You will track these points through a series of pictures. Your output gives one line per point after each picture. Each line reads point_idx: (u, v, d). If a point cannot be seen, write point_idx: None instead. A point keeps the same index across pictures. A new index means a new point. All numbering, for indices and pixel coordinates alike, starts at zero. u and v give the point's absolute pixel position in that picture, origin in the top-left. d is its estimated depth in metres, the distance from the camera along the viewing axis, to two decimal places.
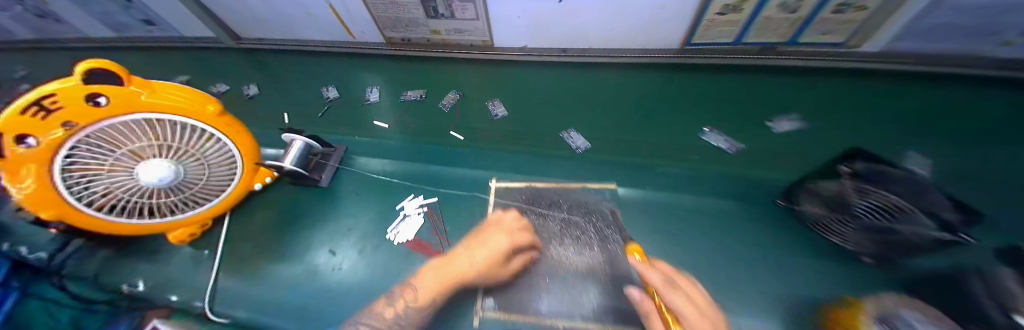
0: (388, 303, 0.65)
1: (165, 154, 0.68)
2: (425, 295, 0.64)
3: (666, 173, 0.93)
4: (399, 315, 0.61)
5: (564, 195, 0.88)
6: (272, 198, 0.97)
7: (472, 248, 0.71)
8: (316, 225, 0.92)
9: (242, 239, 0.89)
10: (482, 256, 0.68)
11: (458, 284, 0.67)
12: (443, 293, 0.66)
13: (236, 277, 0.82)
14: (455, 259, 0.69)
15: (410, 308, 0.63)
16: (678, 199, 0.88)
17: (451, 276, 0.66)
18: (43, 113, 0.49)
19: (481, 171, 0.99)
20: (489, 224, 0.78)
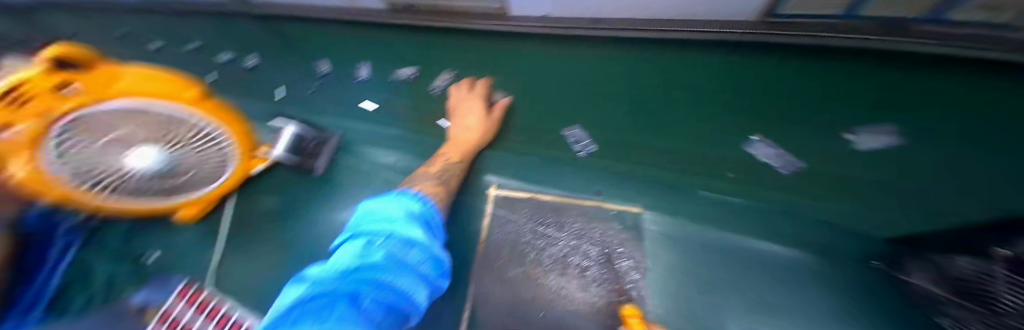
0: (426, 167, 0.77)
1: (159, 140, 0.53)
2: (452, 161, 0.77)
3: (718, 199, 0.71)
4: (441, 170, 0.74)
5: (577, 215, 0.73)
6: (270, 184, 0.91)
7: (461, 118, 0.84)
8: (306, 219, 0.86)
9: (242, 225, 0.87)
10: (473, 118, 0.82)
11: (474, 146, 0.81)
12: (468, 153, 0.80)
13: (235, 264, 0.83)
14: (458, 120, 0.83)
15: (447, 164, 0.76)
16: (728, 236, 0.67)
17: (469, 141, 0.80)
18: (9, 101, 0.36)
19: (480, 174, 0.84)
20: (456, 100, 0.88)
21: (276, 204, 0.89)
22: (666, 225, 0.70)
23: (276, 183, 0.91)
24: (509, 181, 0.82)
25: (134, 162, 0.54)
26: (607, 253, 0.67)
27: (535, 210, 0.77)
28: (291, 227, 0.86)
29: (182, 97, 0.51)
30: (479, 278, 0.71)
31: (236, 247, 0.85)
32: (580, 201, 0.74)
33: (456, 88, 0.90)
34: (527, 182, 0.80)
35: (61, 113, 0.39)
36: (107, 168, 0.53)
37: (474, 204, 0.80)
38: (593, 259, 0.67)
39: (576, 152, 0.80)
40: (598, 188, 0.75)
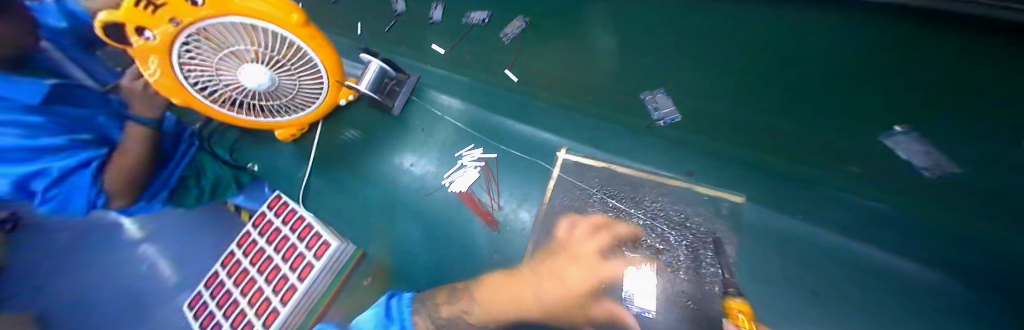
0: (447, 301, 0.64)
1: (264, 62, 0.59)
2: (491, 301, 0.63)
3: (865, 206, 0.54)
4: (453, 318, 0.62)
5: (657, 194, 0.65)
6: (353, 116, 0.98)
7: (558, 271, 0.63)
8: (380, 153, 0.91)
9: (327, 150, 0.97)
10: (576, 273, 0.61)
11: (541, 313, 0.60)
12: (515, 314, 0.61)
13: (322, 182, 0.93)
14: (542, 262, 0.66)
15: (463, 317, 0.62)
16: (872, 256, 0.52)
17: (524, 298, 0.62)
18: (151, 8, 0.41)
19: (550, 136, 0.78)
20: (561, 232, 0.68)
21: (355, 136, 0.96)
22: (768, 222, 0.60)
23: (357, 115, 0.98)
24: (583, 146, 0.75)
25: (245, 78, 0.60)
26: (689, 240, 0.59)
27: (606, 180, 0.70)
28: (366, 159, 0.92)
29: (283, 18, 0.53)
30: (537, 238, 0.69)
31: (322, 168, 0.95)
32: (662, 179, 0.66)
33: (559, 215, 0.70)
34: (602, 150, 0.73)
35: (182, 21, 0.45)
36: (227, 81, 0.63)
37: (539, 162, 0.78)
38: (670, 243, 0.60)
39: (654, 120, 0.69)
40: (689, 168, 0.66)
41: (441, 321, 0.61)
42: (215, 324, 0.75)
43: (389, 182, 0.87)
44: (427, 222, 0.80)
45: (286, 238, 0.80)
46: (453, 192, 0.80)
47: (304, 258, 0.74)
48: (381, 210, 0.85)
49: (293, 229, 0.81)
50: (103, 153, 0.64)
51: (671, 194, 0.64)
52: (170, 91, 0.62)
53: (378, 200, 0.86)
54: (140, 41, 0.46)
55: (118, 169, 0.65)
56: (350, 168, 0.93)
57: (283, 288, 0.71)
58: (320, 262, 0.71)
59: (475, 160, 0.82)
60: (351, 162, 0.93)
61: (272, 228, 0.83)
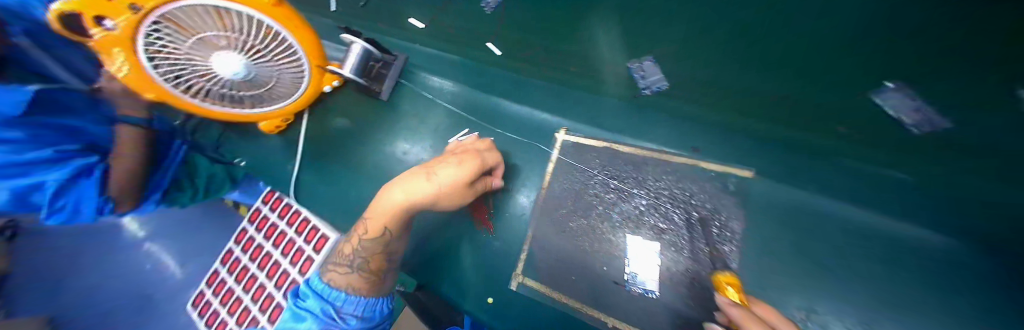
0: (347, 239, 0.56)
1: (242, 51, 0.50)
2: (375, 223, 0.53)
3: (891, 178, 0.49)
4: (356, 250, 0.53)
5: (662, 172, 0.62)
6: (339, 103, 0.93)
7: (432, 167, 0.53)
8: (372, 141, 0.87)
9: (316, 141, 0.92)
10: (448, 172, 0.51)
11: (410, 213, 0.53)
12: (394, 226, 0.53)
13: (315, 175, 0.89)
14: (403, 179, 0.53)
15: (363, 243, 0.53)
16: (873, 223, 0.52)
17: (406, 201, 0.50)
18: None
19: (548, 116, 0.74)
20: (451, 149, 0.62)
21: (344, 124, 0.91)
22: (780, 196, 0.57)
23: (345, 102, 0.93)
24: (584, 124, 0.70)
25: (218, 68, 0.51)
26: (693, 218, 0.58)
27: (608, 160, 0.67)
28: (357, 148, 0.88)
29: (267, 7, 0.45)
30: (537, 222, 0.67)
31: (313, 161, 0.91)
32: (667, 157, 0.62)
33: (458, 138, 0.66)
34: (603, 128, 0.69)
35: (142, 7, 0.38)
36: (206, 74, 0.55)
37: (537, 144, 0.74)
38: (675, 224, 0.59)
39: (639, 88, 0.60)
40: (696, 143, 0.61)
41: (349, 258, 0.53)
42: (222, 320, 0.75)
43: (383, 171, 0.84)
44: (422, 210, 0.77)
45: (284, 234, 0.79)
46: None
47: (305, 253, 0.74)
48: None
49: (291, 225, 0.79)
50: (97, 159, 0.51)
51: (677, 172, 0.61)
52: (143, 85, 0.55)
53: (373, 190, 0.83)
54: (103, 32, 0.41)
55: (122, 171, 0.53)
56: (339, 158, 0.89)
57: (286, 284, 0.72)
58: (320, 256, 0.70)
59: None
60: (340, 152, 0.90)
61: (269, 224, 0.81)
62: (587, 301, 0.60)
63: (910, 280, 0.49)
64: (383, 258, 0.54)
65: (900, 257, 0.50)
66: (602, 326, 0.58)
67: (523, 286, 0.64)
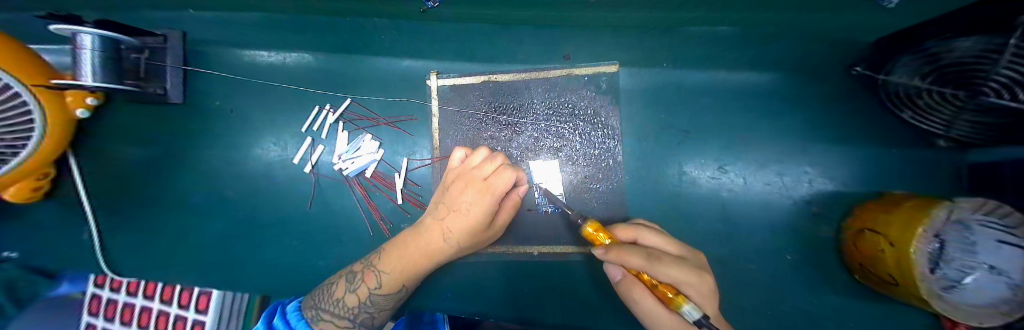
0: (349, 288, 0.49)
1: None
2: (394, 279, 0.49)
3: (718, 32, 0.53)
4: (364, 303, 0.48)
5: (544, 92, 0.60)
6: (121, 126, 0.64)
7: (454, 208, 0.50)
8: (199, 161, 0.64)
9: (108, 190, 0.64)
10: (475, 201, 0.49)
11: (433, 264, 0.50)
12: (415, 278, 0.50)
13: (129, 233, 0.64)
14: (418, 237, 0.50)
15: (374, 296, 0.48)
16: (709, 80, 0.58)
17: (422, 260, 0.49)
18: None
19: (409, 62, 0.60)
20: (457, 174, 0.53)
21: (143, 153, 0.65)
22: (644, 80, 0.59)
23: (127, 122, 0.64)
24: (453, 62, 0.60)
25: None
26: (581, 126, 0.59)
27: (491, 96, 0.61)
28: (179, 178, 0.64)
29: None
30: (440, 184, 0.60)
31: (119, 216, 0.64)
32: (544, 74, 0.59)
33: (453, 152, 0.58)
34: (475, 60, 0.60)
35: None
36: None
37: (410, 100, 0.61)
38: (567, 138, 0.59)
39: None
40: (566, 50, 0.58)
41: (351, 310, 0.48)
42: None
43: (227, 193, 0.63)
44: (300, 222, 0.62)
45: (147, 309, 0.65)
46: (310, 173, 0.62)
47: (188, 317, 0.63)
48: (238, 232, 0.63)
49: (153, 296, 0.65)
50: None
51: (555, 87, 0.60)
52: None
53: (226, 222, 0.63)
54: None
55: None
56: (155, 200, 0.64)
57: None
58: (211, 312, 0.62)
59: (331, 123, 0.62)
60: (155, 191, 0.65)
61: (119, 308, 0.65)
62: (510, 241, 0.59)
63: (742, 120, 0.59)
64: (391, 309, 0.51)
65: (736, 103, 0.59)
66: (530, 256, 0.59)
67: None
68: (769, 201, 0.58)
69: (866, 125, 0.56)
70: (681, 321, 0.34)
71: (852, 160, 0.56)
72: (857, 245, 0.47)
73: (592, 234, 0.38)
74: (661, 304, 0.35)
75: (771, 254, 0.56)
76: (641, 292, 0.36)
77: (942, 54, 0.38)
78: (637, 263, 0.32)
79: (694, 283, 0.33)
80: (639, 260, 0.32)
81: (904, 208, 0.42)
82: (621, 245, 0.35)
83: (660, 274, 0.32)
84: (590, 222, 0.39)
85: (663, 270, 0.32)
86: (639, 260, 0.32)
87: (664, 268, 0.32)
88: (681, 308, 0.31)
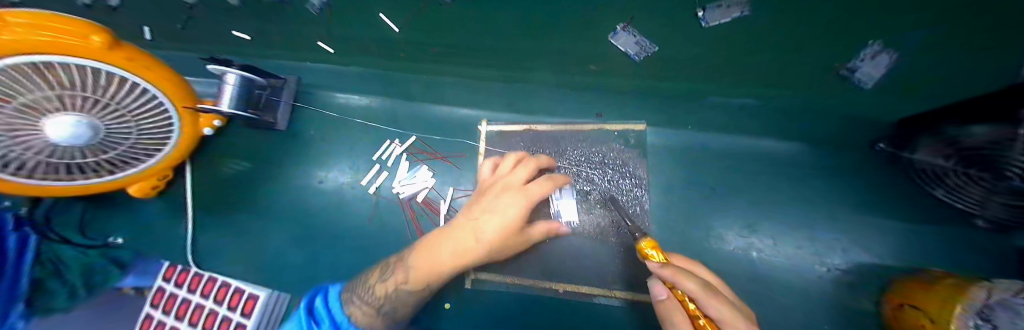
0: (379, 277, 0.49)
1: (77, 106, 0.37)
2: (419, 275, 0.47)
3: (739, 105, 0.60)
4: (394, 295, 0.47)
5: (577, 142, 0.69)
6: (233, 143, 0.81)
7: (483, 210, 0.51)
8: (285, 176, 0.78)
9: (209, 194, 0.78)
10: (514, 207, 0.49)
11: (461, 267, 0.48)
12: (440, 278, 0.48)
13: (215, 231, 0.76)
14: (481, 213, 0.50)
15: (403, 292, 0.47)
16: (729, 143, 0.65)
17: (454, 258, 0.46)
18: None
19: (466, 110, 0.73)
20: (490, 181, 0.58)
21: (243, 166, 0.79)
22: (668, 140, 0.67)
23: (238, 141, 0.81)
24: (501, 113, 0.72)
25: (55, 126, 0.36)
26: (609, 174, 0.66)
27: (530, 141, 0.71)
28: (267, 190, 0.78)
29: (84, 45, 0.33)
30: None
31: (212, 217, 0.77)
32: (578, 126, 0.69)
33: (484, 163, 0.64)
34: (520, 113, 0.71)
35: None
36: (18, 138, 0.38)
37: (463, 140, 0.73)
38: (597, 183, 0.66)
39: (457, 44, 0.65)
40: (599, 110, 0.68)
41: (380, 300, 0.46)
42: None
43: (301, 207, 0.75)
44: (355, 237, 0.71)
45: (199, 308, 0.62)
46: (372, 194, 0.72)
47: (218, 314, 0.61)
48: (301, 241, 0.72)
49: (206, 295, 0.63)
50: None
51: (587, 138, 0.69)
52: None
53: (295, 231, 0.74)
54: None
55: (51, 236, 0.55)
56: (244, 206, 0.77)
57: None
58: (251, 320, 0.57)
59: (395, 155, 0.74)
60: (245, 198, 0.78)
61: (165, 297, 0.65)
62: (538, 276, 0.63)
63: (764, 182, 0.63)
64: (413, 306, 0.49)
65: (757, 165, 0.64)
66: (555, 293, 0.61)
67: (478, 282, 0.63)
68: (797, 262, 0.58)
69: (894, 197, 0.58)
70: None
71: (884, 231, 0.57)
72: (898, 322, 0.46)
73: (648, 250, 0.40)
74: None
75: (805, 322, 0.55)
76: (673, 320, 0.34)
77: (958, 139, 0.44)
78: (688, 285, 0.31)
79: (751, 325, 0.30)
80: (693, 284, 0.31)
81: (942, 285, 0.42)
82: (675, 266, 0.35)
83: (707, 306, 0.30)
84: (646, 240, 0.41)
85: (714, 304, 0.30)
86: (692, 284, 0.31)
87: (717, 302, 0.30)
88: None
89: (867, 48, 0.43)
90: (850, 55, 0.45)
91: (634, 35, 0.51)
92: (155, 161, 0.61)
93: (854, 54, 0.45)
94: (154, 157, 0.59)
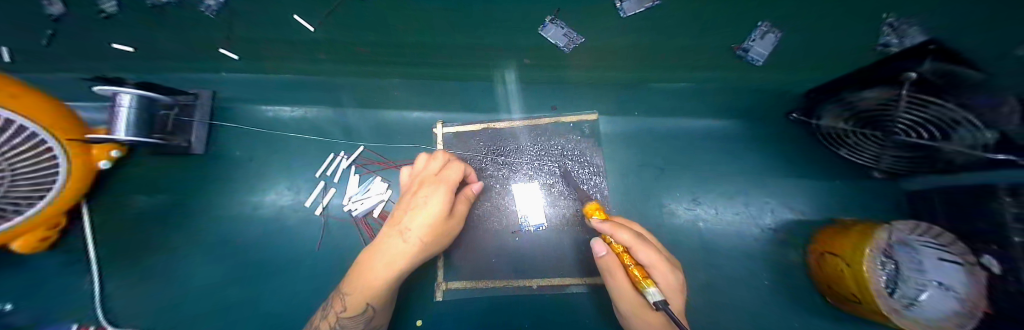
0: (321, 315, 0.49)
1: None
2: (355, 297, 0.46)
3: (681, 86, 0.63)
4: (336, 328, 0.47)
5: (536, 136, 0.68)
6: (143, 174, 0.69)
7: (401, 218, 0.49)
8: (216, 205, 0.69)
9: (118, 236, 0.66)
10: (434, 203, 0.48)
11: (391, 282, 0.47)
12: (379, 297, 0.46)
13: (132, 279, 0.64)
14: (403, 214, 0.49)
15: (342, 320, 0.46)
16: (677, 124, 0.68)
17: (392, 267, 0.46)
18: None
19: (418, 114, 0.69)
20: (411, 180, 0.55)
21: (160, 200, 0.68)
22: (621, 125, 0.69)
23: (149, 171, 0.69)
24: (456, 113, 0.69)
25: None
26: (570, 165, 0.66)
27: (488, 140, 0.69)
28: (194, 224, 0.68)
29: None
30: None
31: (126, 263, 0.65)
32: (535, 120, 0.69)
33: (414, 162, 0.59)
34: (476, 111, 0.69)
35: None
36: None
37: (418, 146, 0.69)
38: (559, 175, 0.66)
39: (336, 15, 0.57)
40: (554, 102, 0.69)
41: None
42: None
43: (238, 238, 0.67)
44: (309, 262, 0.65)
45: None
46: (320, 215, 0.67)
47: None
48: (244, 276, 0.65)
49: None
50: None
51: (545, 131, 0.68)
52: None
53: (236, 266, 0.65)
54: None
55: None
56: (167, 245, 0.67)
57: None
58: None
59: (344, 168, 0.68)
60: (167, 236, 0.67)
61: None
62: (510, 276, 0.62)
63: (709, 158, 0.67)
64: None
65: (703, 142, 0.68)
66: (528, 289, 0.61)
67: (449, 291, 0.61)
68: (742, 227, 0.64)
69: (814, 159, 0.65)
70: (642, 301, 0.37)
71: (810, 190, 0.64)
72: (820, 266, 0.52)
73: (591, 211, 0.43)
74: (630, 286, 0.37)
75: (753, 281, 0.60)
76: (615, 271, 0.39)
77: (859, 102, 0.51)
78: (622, 238, 0.36)
79: (665, 267, 0.36)
80: (627, 236, 0.36)
81: (855, 230, 0.47)
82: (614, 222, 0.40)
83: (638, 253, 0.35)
84: (592, 203, 0.44)
85: (643, 251, 0.36)
86: (625, 236, 0.36)
87: (646, 249, 0.36)
88: (642, 289, 0.32)
89: (757, 28, 0.53)
90: (744, 36, 0.54)
91: (561, 27, 0.56)
92: (45, 206, 0.50)
93: (749, 33, 0.53)
94: (47, 198, 0.49)
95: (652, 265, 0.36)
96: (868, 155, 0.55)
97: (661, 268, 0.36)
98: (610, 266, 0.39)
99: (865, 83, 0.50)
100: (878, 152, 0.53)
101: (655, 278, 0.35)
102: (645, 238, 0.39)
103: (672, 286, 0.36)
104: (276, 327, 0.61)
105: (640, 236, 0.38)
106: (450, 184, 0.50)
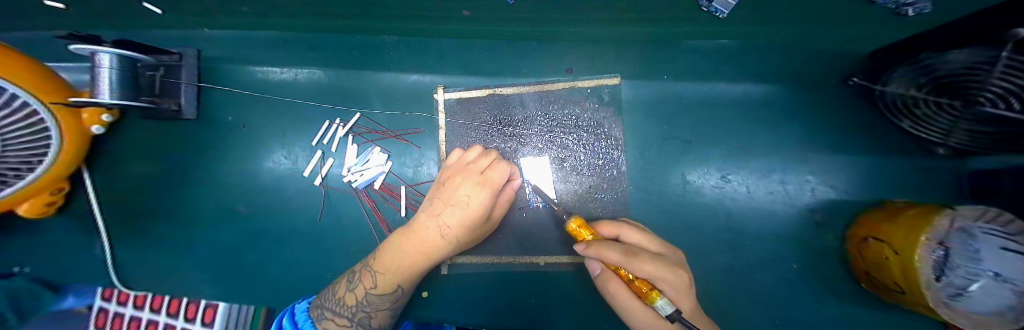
0: (348, 286, 0.47)
1: None
2: (387, 279, 0.45)
3: (722, 46, 0.54)
4: (362, 302, 0.46)
5: (547, 104, 0.62)
6: (138, 140, 0.66)
7: (438, 209, 0.46)
8: (216, 173, 0.66)
9: (124, 204, 0.65)
10: (475, 197, 0.45)
11: (429, 263, 0.46)
12: (410, 279, 0.46)
13: (140, 246, 0.64)
14: (444, 208, 0.46)
15: (370, 296, 0.45)
16: (709, 91, 0.60)
17: (423, 255, 0.45)
18: None
19: (417, 76, 0.63)
20: (452, 171, 0.51)
21: (160, 168, 0.66)
22: (643, 93, 0.61)
23: (144, 139, 0.66)
24: (458, 76, 0.63)
25: None
26: (585, 137, 0.61)
27: (494, 108, 0.62)
28: (195, 192, 0.66)
29: None
30: None
31: (135, 231, 0.65)
32: (546, 86, 0.62)
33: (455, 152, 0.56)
34: (480, 74, 0.62)
35: None
36: None
37: (418, 113, 0.63)
38: (572, 150, 0.60)
39: None
40: (569, 64, 0.61)
41: (351, 309, 0.46)
42: None
43: (240, 207, 0.65)
44: (314, 233, 0.63)
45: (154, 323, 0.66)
46: (320, 186, 0.64)
47: (178, 326, 0.65)
48: (251, 246, 0.64)
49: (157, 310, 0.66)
50: None
51: (556, 98, 0.62)
52: None
53: (242, 235, 0.65)
54: None
55: None
56: (171, 214, 0.66)
57: None
58: (216, 325, 0.64)
59: (342, 137, 0.64)
60: (170, 205, 0.66)
61: (125, 322, 0.65)
62: (517, 252, 0.59)
63: (742, 131, 0.60)
64: (391, 309, 0.48)
65: (737, 113, 0.60)
66: (536, 267, 0.59)
67: (455, 266, 0.59)
68: (770, 209, 0.58)
69: (864, 133, 0.57)
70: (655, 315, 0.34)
71: (853, 169, 0.57)
72: (862, 254, 0.47)
73: (576, 230, 0.39)
74: (637, 300, 0.34)
75: (779, 263, 0.56)
76: (617, 287, 0.36)
77: (936, 66, 0.39)
78: (613, 259, 0.32)
79: (670, 275, 0.33)
80: (616, 255, 0.32)
81: (905, 215, 0.41)
82: (600, 241, 0.35)
83: (637, 270, 0.32)
84: (574, 218, 0.40)
85: (640, 266, 0.32)
86: (615, 255, 0.32)
87: (640, 262, 0.32)
88: (653, 302, 0.31)
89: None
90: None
91: None
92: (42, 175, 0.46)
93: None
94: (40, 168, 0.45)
95: (653, 272, 0.32)
96: (936, 130, 0.46)
97: (663, 279, 0.33)
98: (609, 284, 0.37)
99: (955, 42, 0.37)
100: (941, 131, 0.46)
101: (660, 288, 0.32)
102: (637, 249, 0.34)
103: (677, 290, 0.34)
104: (287, 296, 0.62)
105: (631, 251, 0.33)
106: (496, 186, 0.46)
